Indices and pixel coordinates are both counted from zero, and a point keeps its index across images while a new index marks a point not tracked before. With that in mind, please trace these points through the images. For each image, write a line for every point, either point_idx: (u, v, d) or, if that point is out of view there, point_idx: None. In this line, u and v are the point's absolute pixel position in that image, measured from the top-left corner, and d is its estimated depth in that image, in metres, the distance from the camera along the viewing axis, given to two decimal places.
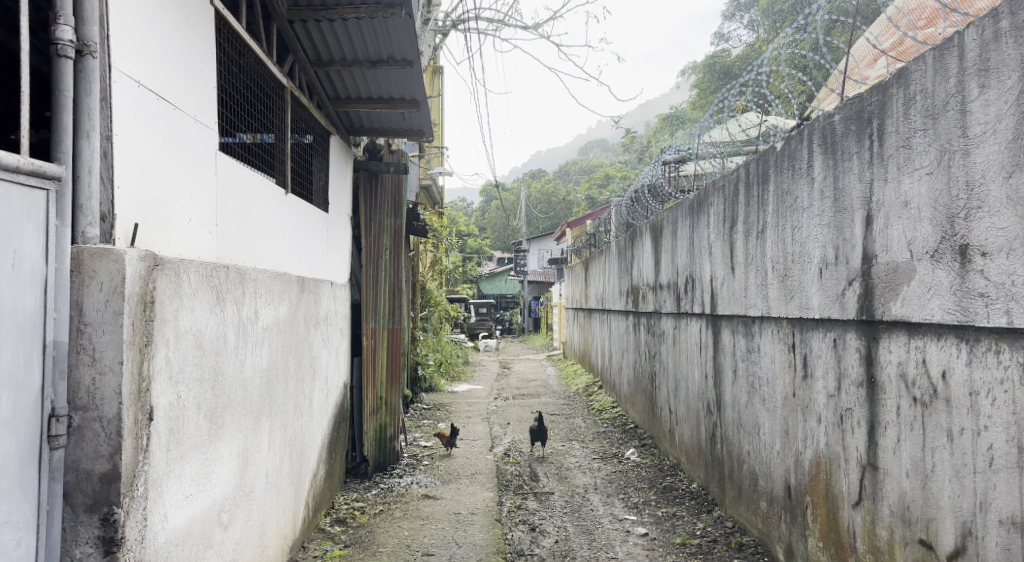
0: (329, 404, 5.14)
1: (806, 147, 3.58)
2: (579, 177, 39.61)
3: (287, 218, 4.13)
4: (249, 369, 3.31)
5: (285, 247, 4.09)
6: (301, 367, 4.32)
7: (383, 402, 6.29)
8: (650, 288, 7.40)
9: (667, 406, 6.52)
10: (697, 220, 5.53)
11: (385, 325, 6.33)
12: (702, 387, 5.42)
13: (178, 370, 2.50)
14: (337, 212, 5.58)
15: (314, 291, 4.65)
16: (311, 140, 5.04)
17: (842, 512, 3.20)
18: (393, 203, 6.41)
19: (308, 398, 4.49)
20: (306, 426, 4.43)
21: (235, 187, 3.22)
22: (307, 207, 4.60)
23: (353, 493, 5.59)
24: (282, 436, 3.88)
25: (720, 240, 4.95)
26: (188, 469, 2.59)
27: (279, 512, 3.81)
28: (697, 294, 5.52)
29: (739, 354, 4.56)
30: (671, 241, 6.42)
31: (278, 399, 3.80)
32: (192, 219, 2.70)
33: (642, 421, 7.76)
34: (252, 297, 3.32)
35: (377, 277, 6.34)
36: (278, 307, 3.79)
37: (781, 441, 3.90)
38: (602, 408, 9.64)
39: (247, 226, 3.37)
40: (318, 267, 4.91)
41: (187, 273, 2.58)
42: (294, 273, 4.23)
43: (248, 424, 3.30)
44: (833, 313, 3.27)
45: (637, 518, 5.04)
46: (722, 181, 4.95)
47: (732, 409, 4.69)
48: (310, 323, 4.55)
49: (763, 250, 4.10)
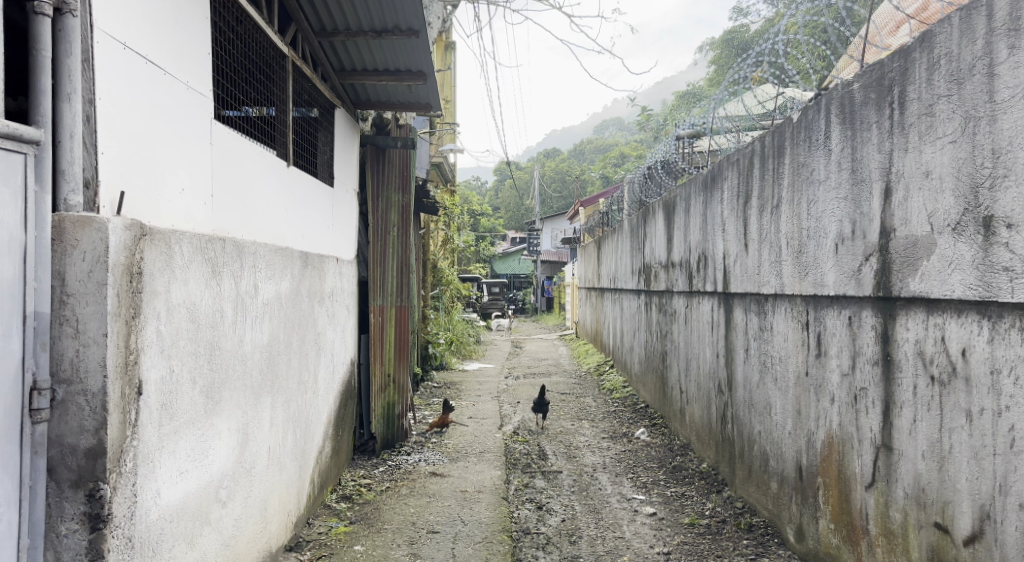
0: (335, 381, 5.10)
1: (823, 118, 3.44)
2: (594, 155, 39.26)
3: (289, 192, 4.06)
4: (249, 344, 3.25)
5: (288, 221, 4.03)
6: (305, 343, 4.26)
7: (392, 380, 6.25)
8: (662, 266, 7.28)
9: (678, 386, 6.43)
10: (711, 196, 5.40)
11: (393, 302, 6.27)
12: (713, 367, 5.31)
13: (170, 344, 2.45)
14: (344, 187, 5.50)
15: (318, 267, 4.58)
16: (316, 113, 4.95)
17: (854, 494, 3.11)
18: (401, 177, 6.33)
19: (313, 375, 4.44)
20: (310, 404, 4.39)
21: (233, 158, 3.15)
22: (311, 181, 4.53)
23: (360, 470, 5.57)
24: (284, 414, 3.84)
25: (733, 216, 4.82)
26: (182, 445, 2.54)
27: (282, 488, 3.78)
28: (709, 272, 5.40)
29: (752, 332, 4.45)
30: (684, 218, 6.29)
31: (280, 375, 3.75)
32: (185, 189, 2.63)
33: (652, 401, 7.68)
34: (251, 271, 3.25)
35: (385, 253, 6.28)
36: (279, 282, 3.72)
37: (793, 421, 3.80)
38: (613, 387, 9.57)
39: (245, 198, 3.30)
40: (323, 242, 4.85)
41: (179, 245, 2.51)
42: (297, 248, 4.16)
43: (248, 399, 3.25)
44: (848, 289, 3.16)
45: (645, 497, 4.97)
46: (737, 155, 4.81)
47: (744, 389, 4.59)
48: (314, 298, 4.49)
49: (778, 226, 3.97)
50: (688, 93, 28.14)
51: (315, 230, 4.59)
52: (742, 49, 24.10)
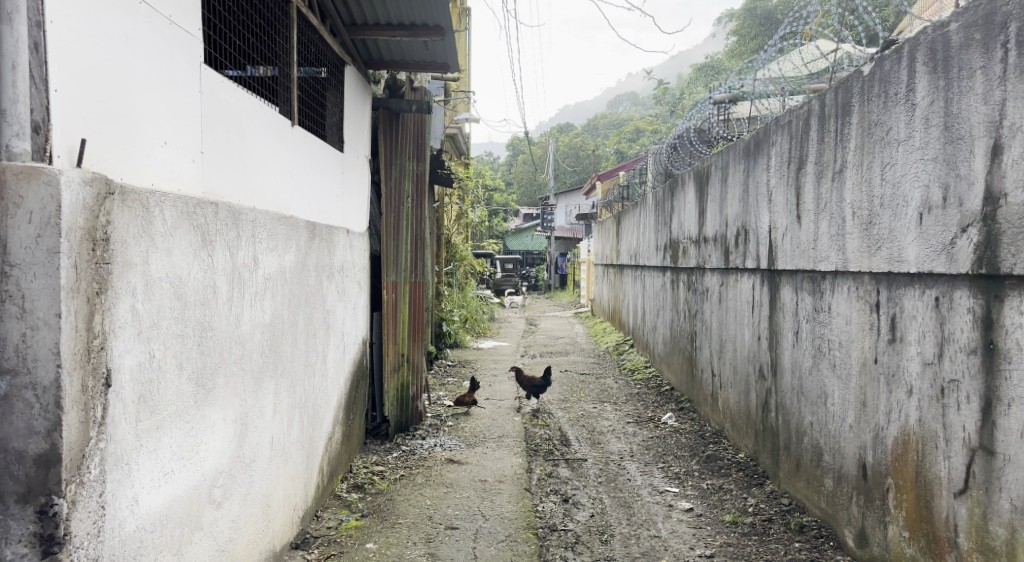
0: (347, 361, 4.74)
1: (904, 68, 3.01)
2: (609, 131, 38.51)
3: (294, 155, 3.66)
4: (248, 325, 2.88)
5: (293, 187, 3.63)
6: (313, 322, 3.89)
7: (406, 360, 5.89)
8: (692, 241, 6.86)
9: (710, 369, 6.04)
10: (754, 163, 4.96)
11: (407, 278, 5.89)
12: (755, 350, 4.91)
13: (153, 324, 2.08)
14: (355, 154, 5.10)
15: (327, 239, 4.20)
16: (325, 71, 4.55)
17: (938, 501, 2.73)
18: (417, 146, 5.96)
19: (322, 356, 4.07)
20: (319, 387, 4.02)
21: (227, 112, 2.75)
22: (319, 145, 4.13)
23: (373, 455, 5.22)
24: (290, 400, 3.48)
25: (782, 184, 4.40)
26: (167, 442, 2.18)
27: (287, 481, 3.43)
28: (751, 247, 4.98)
29: (804, 314, 4.05)
30: (721, 189, 5.84)
31: (285, 357, 3.38)
32: (168, 142, 2.23)
33: (678, 383, 7.31)
34: (249, 241, 2.87)
35: (398, 226, 5.89)
36: (284, 253, 3.34)
37: (856, 414, 3.42)
38: (634, 367, 9.20)
39: (243, 159, 2.90)
40: (334, 213, 4.46)
41: (161, 209, 2.13)
42: (304, 218, 3.77)
43: (247, 386, 2.88)
44: (935, 265, 2.76)
45: (680, 490, 4.60)
46: (787, 116, 4.37)
47: (793, 375, 4.20)
48: (323, 273, 4.11)
49: (843, 193, 3.56)
50: (708, 65, 27.39)
51: (323, 197, 4.19)
52: (766, 20, 23.40)
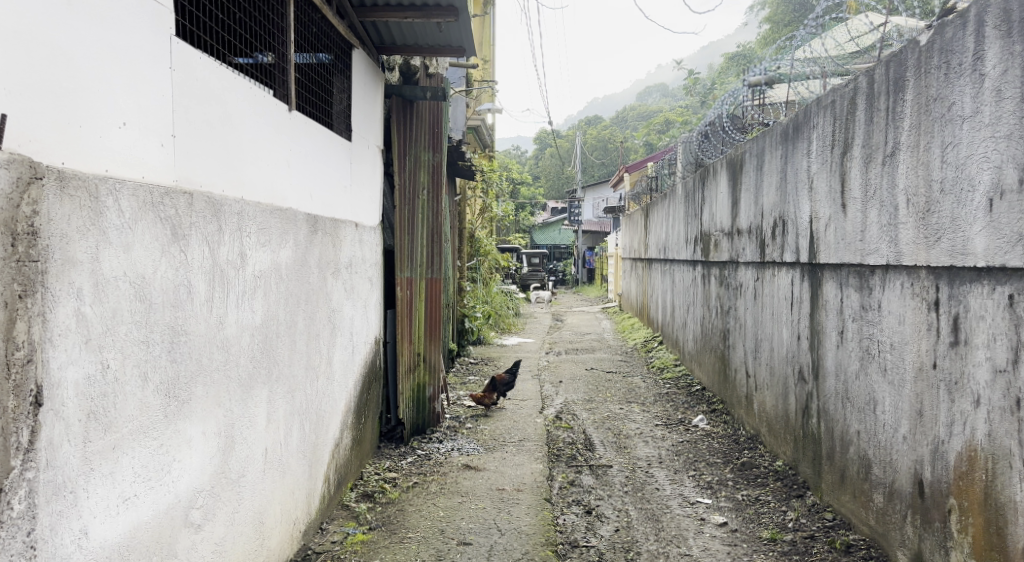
0: (356, 363, 4.49)
1: (971, 33, 2.64)
2: (637, 122, 37.86)
3: (293, 143, 3.40)
4: (235, 327, 2.62)
5: (291, 177, 3.37)
6: (316, 322, 3.64)
7: (422, 359, 5.63)
8: (725, 234, 6.48)
9: (745, 369, 5.68)
10: (793, 149, 4.59)
11: (423, 274, 5.62)
12: (795, 351, 4.54)
13: (108, 331, 1.83)
14: (366, 144, 4.84)
15: (332, 233, 3.94)
16: (330, 56, 4.29)
17: (1013, 530, 2.38)
18: (432, 136, 5.67)
19: (327, 358, 3.82)
20: (324, 390, 3.77)
21: (208, 93, 2.50)
22: (323, 133, 3.87)
23: (386, 460, 4.96)
24: (289, 407, 3.22)
25: (825, 170, 4.04)
26: (128, 463, 1.94)
27: (285, 494, 3.18)
28: (790, 239, 4.62)
29: (850, 312, 3.70)
30: (756, 177, 5.47)
31: (281, 360, 3.13)
32: (130, 124, 1.98)
33: (710, 383, 6.96)
34: (234, 235, 2.61)
35: (414, 220, 5.63)
36: (279, 248, 3.09)
37: (911, 424, 3.07)
38: (663, 366, 8.84)
39: (228, 145, 2.65)
40: (342, 205, 4.20)
41: (117, 198, 1.89)
42: (306, 211, 3.52)
43: (234, 394, 2.63)
44: (1009, 258, 2.41)
45: (712, 502, 4.27)
46: (831, 96, 4.00)
47: (838, 378, 3.85)
48: (327, 269, 3.86)
49: (895, 179, 3.19)
50: (740, 54, 26.66)
51: (328, 189, 3.94)
52: (801, 5, 22.64)
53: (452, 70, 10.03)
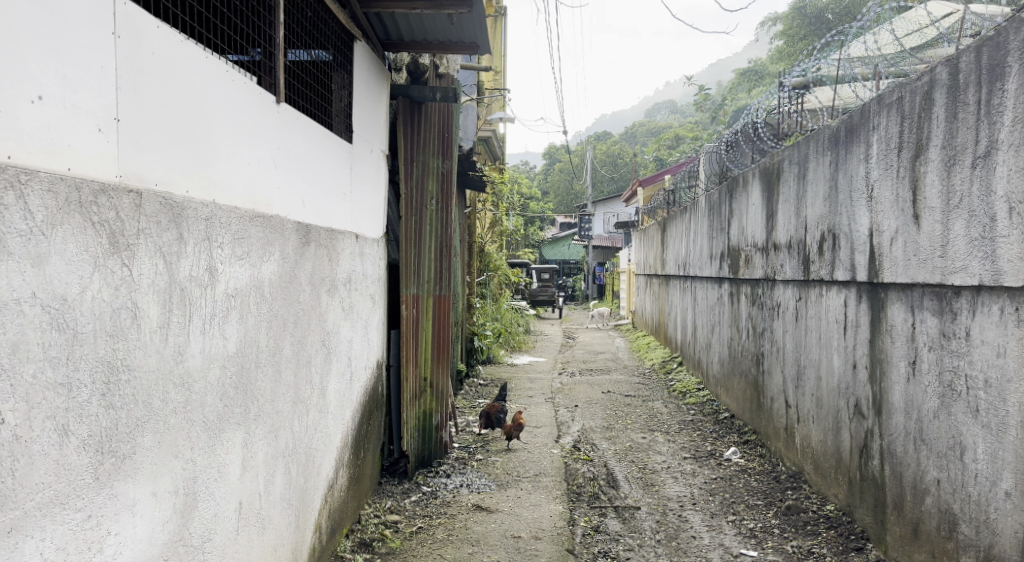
0: (355, 392, 4.00)
1: None
2: (648, 138, 37.46)
3: (281, 141, 2.94)
4: (199, 357, 2.14)
5: (279, 180, 2.90)
6: (307, 347, 3.15)
7: (429, 384, 5.12)
8: (758, 249, 5.99)
9: (785, 398, 5.17)
10: (846, 153, 4.10)
11: (430, 291, 5.13)
12: (851, 382, 4.02)
13: (3, 374, 1.36)
14: (369, 148, 4.38)
15: (328, 245, 3.46)
16: (330, 49, 3.83)
17: None
18: (441, 141, 5.21)
19: (320, 389, 3.33)
20: (316, 426, 3.28)
21: (171, 71, 2.03)
22: (319, 131, 3.41)
23: (388, 500, 4.45)
24: (271, 450, 2.74)
25: (891, 177, 3.54)
26: (33, 548, 1.44)
27: (266, 554, 2.68)
28: (842, 254, 4.12)
29: (926, 339, 3.19)
30: (797, 187, 4.99)
31: (262, 395, 2.65)
32: (49, 99, 1.51)
33: (740, 411, 6.44)
34: (201, 244, 2.13)
35: (421, 231, 5.16)
36: (261, 261, 2.61)
37: (1017, 479, 2.55)
38: (685, 390, 8.31)
39: (195, 137, 2.18)
40: (340, 214, 3.73)
41: (24, 193, 1.41)
42: (297, 220, 3.05)
43: (198, 442, 2.14)
44: None
45: (759, 555, 3.77)
46: (897, 93, 3.51)
47: (910, 416, 3.33)
48: (323, 286, 3.38)
49: (992, 185, 2.69)
50: (753, 69, 26.19)
51: (324, 195, 3.46)
52: (817, 19, 22.13)
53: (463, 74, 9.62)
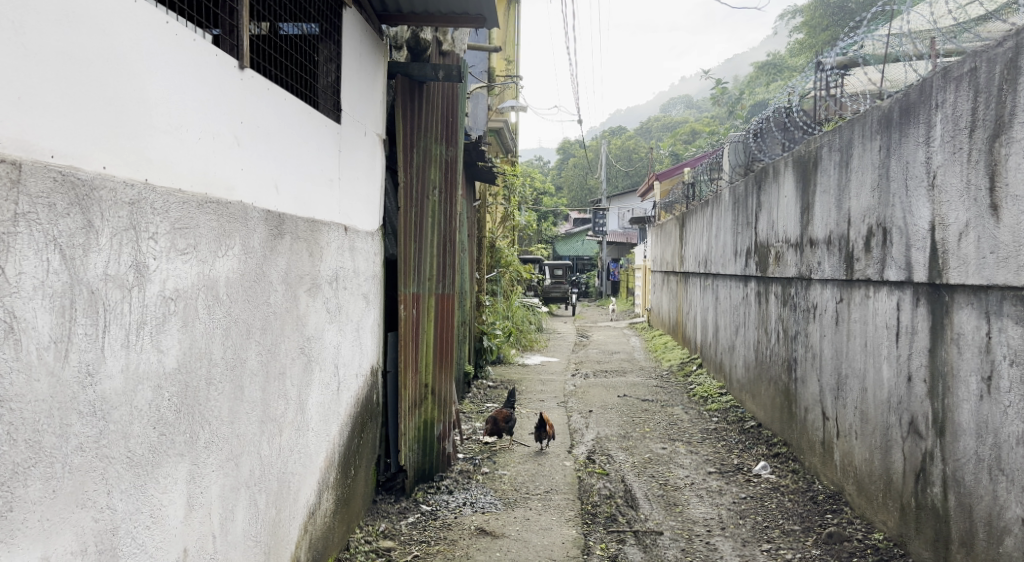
0: (343, 403, 3.56)
1: None
2: (663, 132, 36.84)
3: (247, 114, 2.50)
4: (117, 378, 1.71)
5: (245, 159, 2.47)
6: (280, 357, 2.71)
7: (429, 392, 4.73)
8: (790, 246, 5.52)
9: (824, 409, 4.69)
10: (899, 137, 3.62)
11: (432, 290, 4.73)
12: (905, 397, 3.53)
13: None
14: (363, 130, 3.93)
15: (309, 238, 3.02)
16: (317, 18, 3.38)
17: None
18: (445, 126, 4.87)
19: (297, 404, 2.89)
20: (292, 446, 2.84)
21: (79, 14, 1.61)
22: (299, 107, 2.97)
23: (382, 521, 4.02)
24: (229, 481, 2.30)
25: (959, 162, 3.04)
26: None
27: None
28: (896, 251, 3.63)
29: (1006, 352, 2.69)
30: (838, 176, 4.51)
31: (218, 417, 2.21)
32: None
33: (768, 420, 5.98)
34: (116, 237, 1.71)
35: (423, 224, 4.72)
36: (215, 256, 2.18)
37: None
38: (707, 394, 7.82)
39: (120, 101, 1.77)
40: (325, 202, 3.29)
41: None
42: (269, 208, 2.62)
43: (118, 484, 1.71)
44: None
45: None
46: (968, 63, 3.01)
47: (983, 441, 2.84)
48: (301, 285, 2.93)
49: None
50: (773, 62, 25.51)
51: (305, 180, 3.03)
52: (840, 9, 21.40)
53: (470, 53, 9.15)
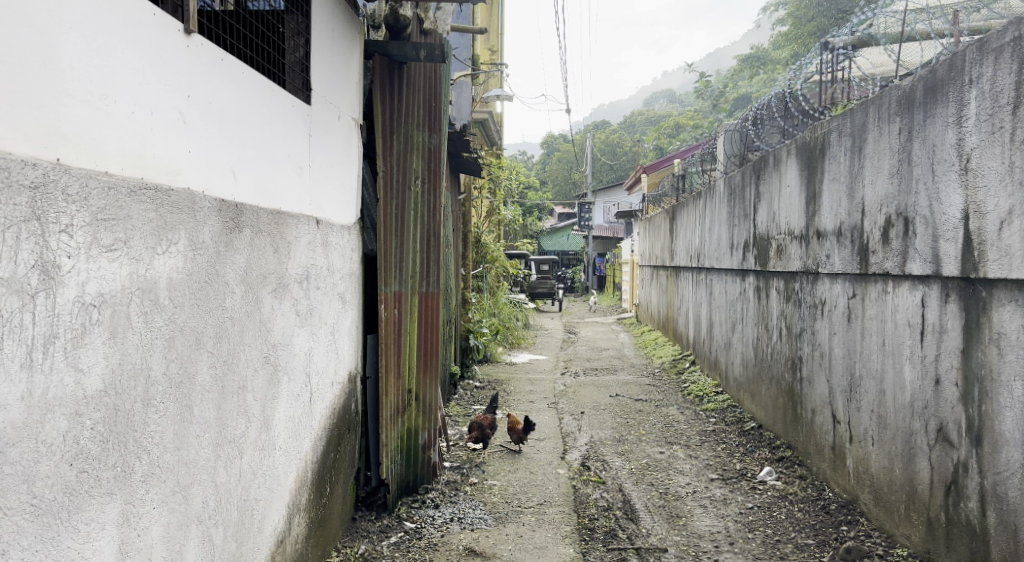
0: (317, 414, 3.21)
1: None
2: (648, 126, 36.58)
3: (198, 85, 2.14)
4: (15, 408, 1.36)
5: (194, 138, 2.11)
6: (238, 369, 2.36)
7: (413, 398, 4.40)
8: (793, 238, 5.23)
9: (834, 411, 4.41)
10: (925, 117, 3.32)
11: (415, 289, 4.39)
12: (932, 402, 3.24)
13: None
14: (337, 113, 3.58)
15: (274, 233, 2.66)
16: None
17: None
18: (427, 111, 4.49)
19: (261, 422, 2.54)
20: (254, 470, 2.49)
21: None
22: (261, 82, 2.61)
23: (362, 542, 3.67)
24: (176, 518, 1.95)
25: (1001, 142, 2.75)
26: None
27: None
28: (920, 242, 3.34)
29: None
30: (849, 162, 4.22)
31: (161, 445, 1.86)
32: None
33: (770, 421, 5.71)
34: (10, 231, 1.36)
35: (405, 217, 4.35)
36: (155, 253, 1.82)
37: None
38: (702, 393, 7.54)
39: (20, 60, 1.41)
40: (293, 191, 2.93)
41: None
42: (224, 197, 2.27)
43: (18, 543, 1.37)
44: None
45: None
46: (1011, 32, 2.72)
47: None
48: (265, 285, 2.58)
49: None
50: (758, 54, 25.29)
51: (269, 166, 2.68)
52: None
53: (453, 37, 8.81)
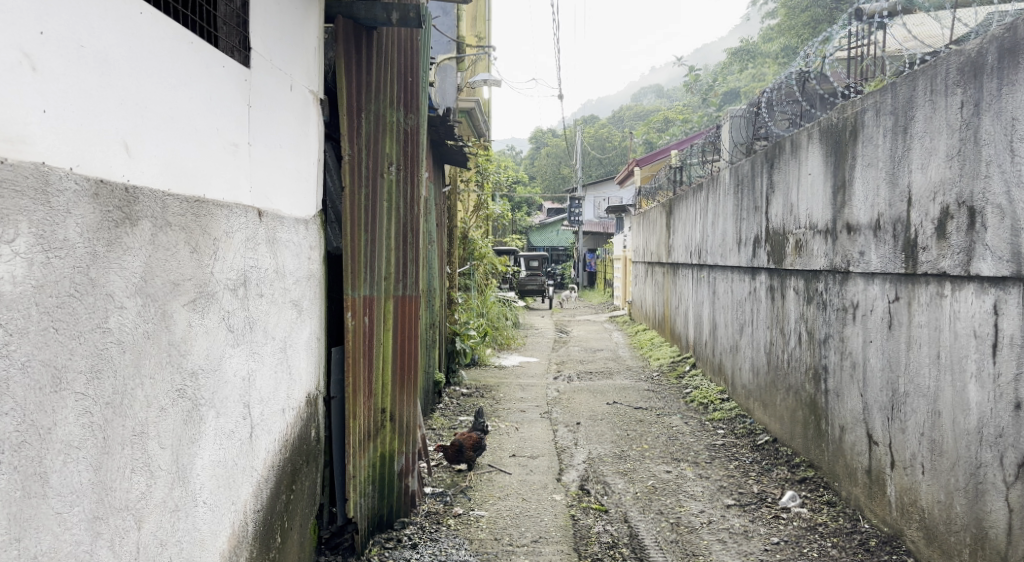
0: (261, 452, 2.60)
1: None
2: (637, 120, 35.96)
3: (65, 17, 1.54)
4: None
5: (53, 89, 1.50)
6: (131, 412, 1.74)
7: (387, 418, 3.82)
8: (816, 231, 4.67)
9: (870, 430, 3.84)
10: (1000, 85, 2.74)
11: (389, 293, 3.81)
12: (1009, 428, 2.68)
13: None
14: (289, 82, 2.96)
15: (190, 227, 2.05)
16: None
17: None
18: (400, 87, 3.89)
19: (170, 476, 1.93)
20: (161, 542, 1.89)
21: None
22: (172, 27, 2.00)
23: None
24: None
25: None
26: None
27: None
28: (992, 235, 2.77)
29: None
30: (890, 143, 3.65)
31: None
32: None
33: (786, 436, 5.17)
34: None
35: (375, 208, 3.74)
36: None
37: None
38: (707, 401, 6.97)
39: None
40: (224, 173, 2.33)
41: None
42: (108, 175, 1.67)
43: None
44: None
45: None
46: None
47: None
48: (178, 297, 1.97)
49: None
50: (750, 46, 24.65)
51: (187, 136, 2.08)
52: None
53: (431, 7, 8.28)
